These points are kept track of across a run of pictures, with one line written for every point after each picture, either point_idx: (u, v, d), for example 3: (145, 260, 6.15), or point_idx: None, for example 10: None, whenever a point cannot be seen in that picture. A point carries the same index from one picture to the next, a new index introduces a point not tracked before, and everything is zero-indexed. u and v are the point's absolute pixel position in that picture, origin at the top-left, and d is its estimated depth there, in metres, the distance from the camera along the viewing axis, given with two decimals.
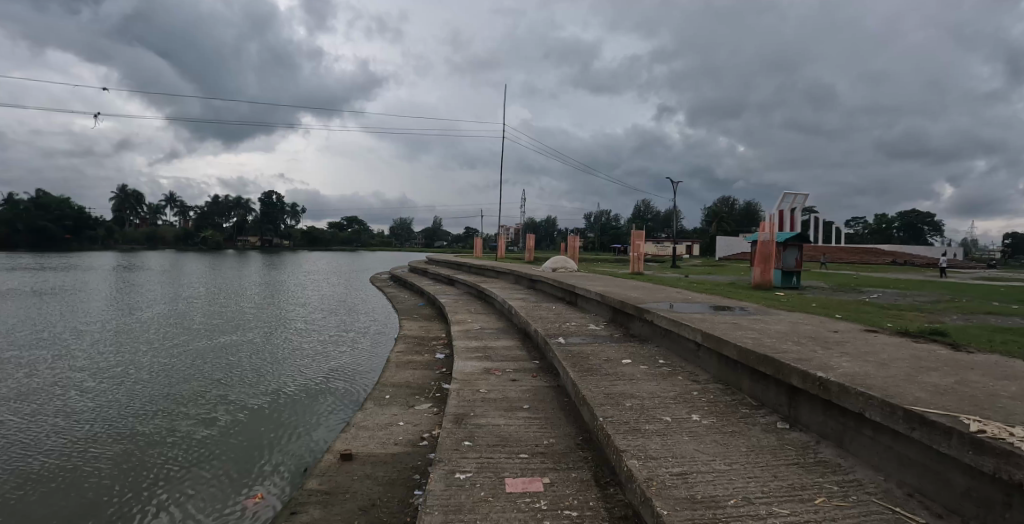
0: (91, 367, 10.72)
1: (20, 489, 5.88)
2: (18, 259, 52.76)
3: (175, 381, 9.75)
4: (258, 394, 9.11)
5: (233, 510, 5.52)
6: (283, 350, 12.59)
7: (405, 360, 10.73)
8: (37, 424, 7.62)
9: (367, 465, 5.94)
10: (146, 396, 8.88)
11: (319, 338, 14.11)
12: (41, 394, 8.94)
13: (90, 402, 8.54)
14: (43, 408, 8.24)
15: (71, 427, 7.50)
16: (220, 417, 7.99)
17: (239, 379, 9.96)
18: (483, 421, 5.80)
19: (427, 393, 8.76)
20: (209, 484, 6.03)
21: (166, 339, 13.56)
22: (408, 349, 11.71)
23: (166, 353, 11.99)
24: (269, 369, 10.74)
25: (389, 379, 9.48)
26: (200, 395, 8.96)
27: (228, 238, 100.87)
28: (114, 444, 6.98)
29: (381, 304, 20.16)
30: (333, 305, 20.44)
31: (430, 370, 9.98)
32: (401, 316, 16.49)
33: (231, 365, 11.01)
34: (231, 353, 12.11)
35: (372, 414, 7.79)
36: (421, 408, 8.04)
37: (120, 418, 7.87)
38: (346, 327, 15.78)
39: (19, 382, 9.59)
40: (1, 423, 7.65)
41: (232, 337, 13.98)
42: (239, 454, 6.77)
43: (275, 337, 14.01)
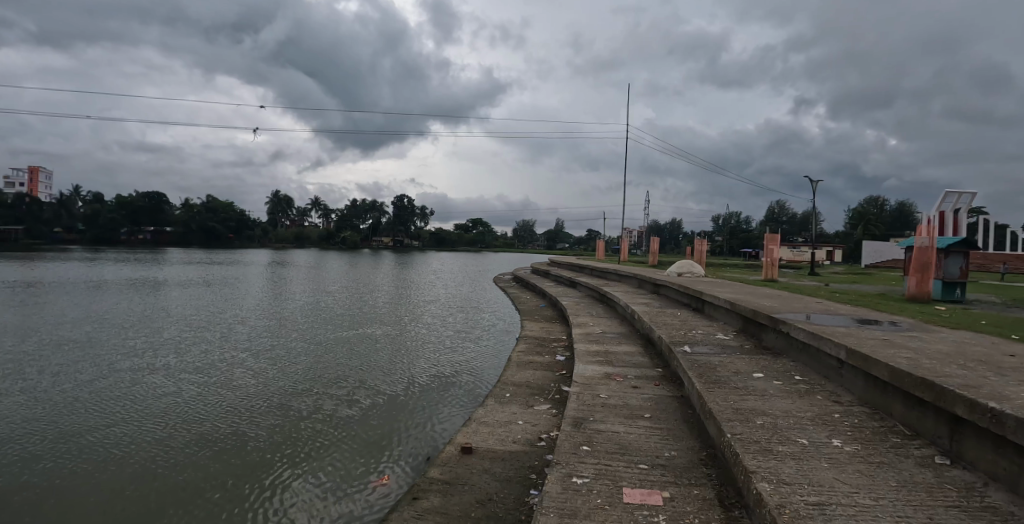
0: (254, 349, 12.29)
1: (202, 446, 6.92)
2: (199, 254, 62.80)
3: (319, 366, 10.82)
4: (391, 382, 9.82)
5: (361, 487, 5.97)
6: (414, 343, 13.45)
7: (527, 360, 10.97)
8: (217, 393, 8.93)
9: (486, 460, 6.13)
10: (299, 376, 9.98)
11: (445, 334, 14.86)
12: (215, 369, 10.42)
13: (257, 378, 9.82)
14: (215, 382, 9.59)
15: (241, 398, 8.68)
16: (359, 400, 8.74)
17: (376, 368, 10.82)
18: (602, 427, 5.70)
19: (547, 394, 8.88)
20: (348, 459, 6.61)
21: (314, 327, 15.17)
22: (530, 349, 11.93)
23: (317, 340, 13.43)
24: (402, 360, 11.54)
25: (511, 378, 9.77)
26: (342, 379, 9.89)
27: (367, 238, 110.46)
28: (273, 416, 7.94)
29: (503, 304, 20.76)
30: (459, 303, 21.42)
31: (551, 371, 10.09)
32: (523, 317, 16.85)
33: (369, 354, 12.00)
34: (370, 343, 13.22)
35: (493, 410, 8.10)
36: (541, 409, 8.19)
37: (274, 394, 8.91)
38: (470, 324, 16.45)
39: (199, 359, 11.27)
40: (184, 391, 9.03)
41: (370, 329, 15.25)
42: (375, 436, 7.33)
43: (407, 331, 15.03)
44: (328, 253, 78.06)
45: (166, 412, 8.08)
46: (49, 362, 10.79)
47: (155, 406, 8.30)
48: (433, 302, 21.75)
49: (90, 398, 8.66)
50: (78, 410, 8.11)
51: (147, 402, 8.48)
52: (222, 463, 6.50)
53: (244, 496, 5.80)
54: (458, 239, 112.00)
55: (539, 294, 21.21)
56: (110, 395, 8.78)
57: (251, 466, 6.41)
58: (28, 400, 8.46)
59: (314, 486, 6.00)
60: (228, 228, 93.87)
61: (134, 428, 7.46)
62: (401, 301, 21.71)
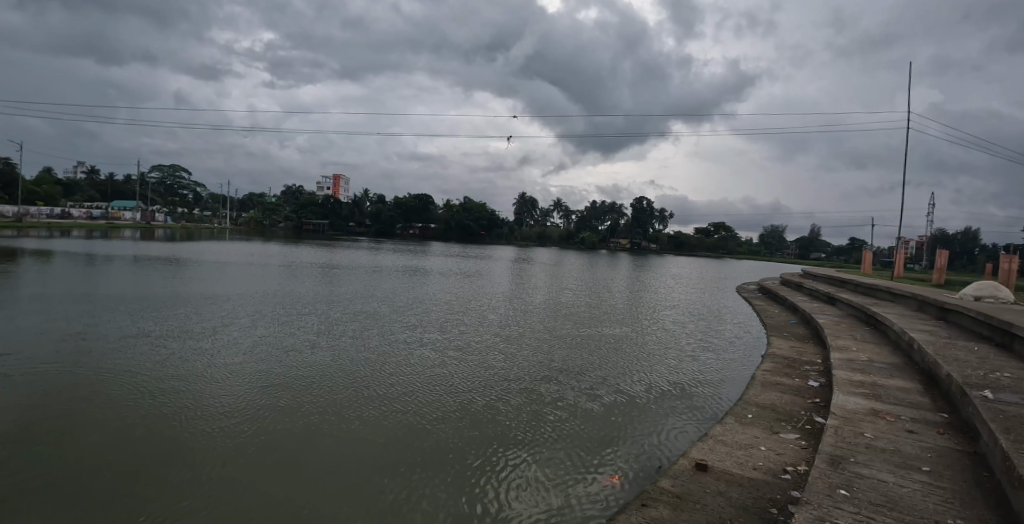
0: (499, 336, 13.94)
1: (459, 414, 8.34)
2: (465, 249, 72.73)
3: (553, 360, 11.79)
4: (620, 386, 10.21)
5: (593, 484, 6.54)
6: (645, 347, 13.53)
7: (772, 381, 10.06)
8: (471, 371, 10.54)
9: (721, 482, 5.89)
10: (536, 367, 11.10)
11: (677, 341, 14.56)
12: (468, 351, 12.18)
13: (502, 363, 11.24)
14: (469, 362, 11.24)
15: (489, 379, 10.09)
16: (587, 399, 9.37)
17: (606, 369, 11.32)
18: (866, 472, 5.00)
19: (796, 422, 8.05)
20: (576, 454, 7.27)
21: (550, 322, 16.43)
22: (775, 369, 10.87)
23: (554, 334, 14.55)
24: (632, 364, 11.78)
25: (753, 398, 9.12)
26: (574, 376, 10.67)
27: (604, 239, 113.07)
28: (514, 400, 9.09)
29: (744, 316, 19.25)
30: (695, 311, 20.58)
31: (800, 397, 9.07)
32: (769, 332, 15.41)
33: (600, 354, 12.57)
34: (601, 343, 13.77)
35: (732, 431, 7.78)
36: (787, 438, 7.51)
37: (514, 382, 10.08)
38: (706, 334, 15.75)
39: (457, 339, 13.28)
40: (445, 366, 10.81)
41: (603, 328, 15.84)
42: (600, 436, 7.86)
43: (638, 334, 15.16)
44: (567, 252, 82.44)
45: (434, 380, 9.89)
46: (357, 328, 14.03)
47: (426, 375, 10.20)
48: (667, 307, 21.34)
49: (383, 359, 11.05)
50: (376, 367, 10.47)
51: (419, 371, 10.42)
52: (473, 431, 7.78)
53: (490, 464, 6.89)
54: (697, 243, 106.49)
55: (789, 309, 19.07)
56: (395, 360, 11.07)
57: (495, 440, 7.54)
58: (346, 355, 11.23)
59: (546, 470, 6.80)
60: (482, 226, 106.74)
61: (412, 389, 9.34)
62: (635, 304, 21.83)
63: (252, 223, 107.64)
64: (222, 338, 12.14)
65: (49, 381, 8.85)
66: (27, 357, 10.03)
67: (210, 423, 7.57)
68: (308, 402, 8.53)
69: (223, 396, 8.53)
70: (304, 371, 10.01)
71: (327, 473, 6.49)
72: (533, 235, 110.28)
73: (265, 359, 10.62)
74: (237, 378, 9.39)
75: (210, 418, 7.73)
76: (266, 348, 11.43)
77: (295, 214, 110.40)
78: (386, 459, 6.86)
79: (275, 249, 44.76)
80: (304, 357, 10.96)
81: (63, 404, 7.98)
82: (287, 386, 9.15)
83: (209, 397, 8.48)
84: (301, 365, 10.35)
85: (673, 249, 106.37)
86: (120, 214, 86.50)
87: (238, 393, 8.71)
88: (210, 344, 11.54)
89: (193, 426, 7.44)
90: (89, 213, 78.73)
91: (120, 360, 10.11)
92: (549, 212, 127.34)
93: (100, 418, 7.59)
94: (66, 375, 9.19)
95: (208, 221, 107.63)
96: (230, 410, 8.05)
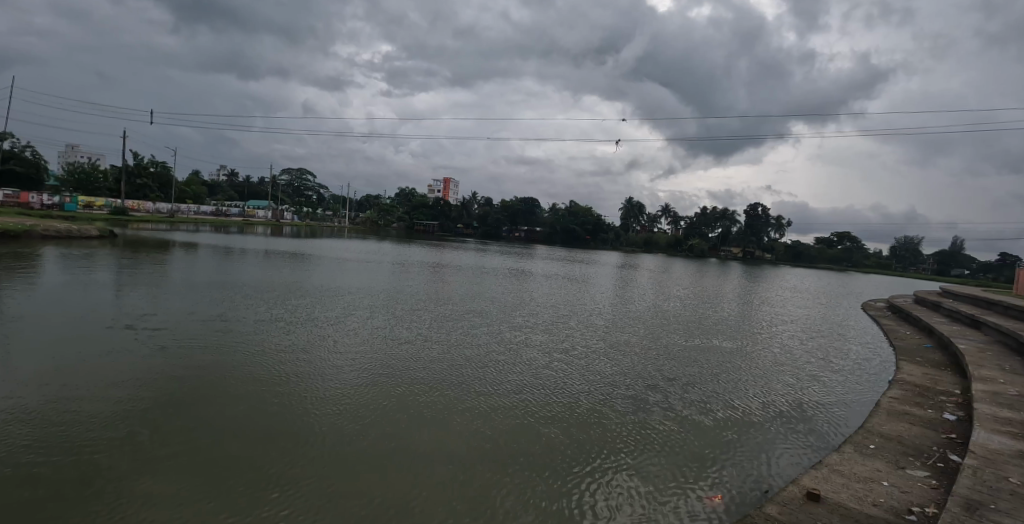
0: (595, 340, 13.95)
1: (556, 417, 8.58)
2: (568, 253, 72.58)
3: (651, 368, 11.62)
4: (722, 400, 9.87)
5: (696, 500, 6.57)
6: (752, 362, 12.78)
7: (899, 410, 9.06)
8: (567, 374, 10.72)
9: (835, 516, 5.80)
10: (633, 375, 11.02)
11: (789, 358, 13.59)
12: (564, 353, 12.32)
13: (598, 368, 11.28)
14: (564, 364, 11.42)
15: (585, 384, 10.22)
16: (686, 412, 9.20)
17: (707, 381, 10.94)
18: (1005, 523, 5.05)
19: (926, 458, 7.21)
20: (674, 469, 7.26)
21: (649, 329, 16.09)
22: (903, 397, 9.78)
23: (652, 342, 14.24)
24: (736, 379, 11.23)
25: (876, 427, 8.29)
26: (673, 387, 10.45)
27: (713, 247, 107.52)
28: (610, 408, 9.15)
29: (868, 336, 17.45)
30: (810, 327, 18.98)
31: (932, 431, 8.10)
32: (898, 355, 13.86)
33: (702, 366, 12.12)
34: (704, 354, 13.23)
35: (850, 461, 7.14)
36: (915, 475, 6.76)
37: (610, 388, 10.11)
38: (823, 352, 14.51)
39: (553, 341, 13.49)
40: (541, 367, 11.09)
41: (706, 339, 15.17)
42: (700, 452, 7.76)
43: (745, 348, 14.34)
44: (675, 260, 79.43)
45: (532, 380, 10.19)
46: (458, 324, 14.71)
47: (521, 373, 10.54)
48: (779, 321, 19.89)
49: (483, 356, 11.53)
50: (476, 363, 10.96)
51: (516, 369, 10.79)
52: (570, 435, 8.00)
53: (588, 470, 7.08)
54: (817, 254, 97.84)
55: (924, 331, 16.99)
56: (494, 357, 11.51)
57: (592, 447, 7.71)
58: (448, 349, 11.85)
59: (644, 483, 6.87)
60: (585, 230, 106.11)
61: (510, 387, 9.71)
62: (742, 316, 20.59)
63: (366, 222, 115.49)
64: (341, 326, 13.30)
65: (203, 355, 10.22)
66: (185, 334, 11.65)
67: (332, 403, 8.40)
68: (415, 391, 9.16)
69: (342, 380, 9.39)
70: (412, 362, 10.72)
71: (435, 461, 7.00)
72: (636, 240, 107.54)
73: (376, 348, 11.53)
74: (353, 364, 10.28)
75: (332, 399, 8.56)
76: (379, 338, 12.37)
77: (405, 215, 116.80)
78: (488, 454, 7.28)
79: (386, 247, 47.69)
80: (411, 348, 11.73)
81: (215, 376, 9.22)
82: (395, 374, 9.89)
83: (331, 380, 9.39)
84: (406, 355, 11.13)
85: (791, 260, 98.84)
86: (257, 212, 96.80)
87: (355, 378, 9.54)
88: (331, 332, 12.69)
89: (318, 405, 8.30)
90: (232, 212, 88.92)
91: (257, 341, 11.43)
92: (654, 217, 123.60)
93: (244, 390, 8.67)
94: (216, 351, 10.56)
95: (329, 220, 117.13)
96: (349, 393, 8.86)
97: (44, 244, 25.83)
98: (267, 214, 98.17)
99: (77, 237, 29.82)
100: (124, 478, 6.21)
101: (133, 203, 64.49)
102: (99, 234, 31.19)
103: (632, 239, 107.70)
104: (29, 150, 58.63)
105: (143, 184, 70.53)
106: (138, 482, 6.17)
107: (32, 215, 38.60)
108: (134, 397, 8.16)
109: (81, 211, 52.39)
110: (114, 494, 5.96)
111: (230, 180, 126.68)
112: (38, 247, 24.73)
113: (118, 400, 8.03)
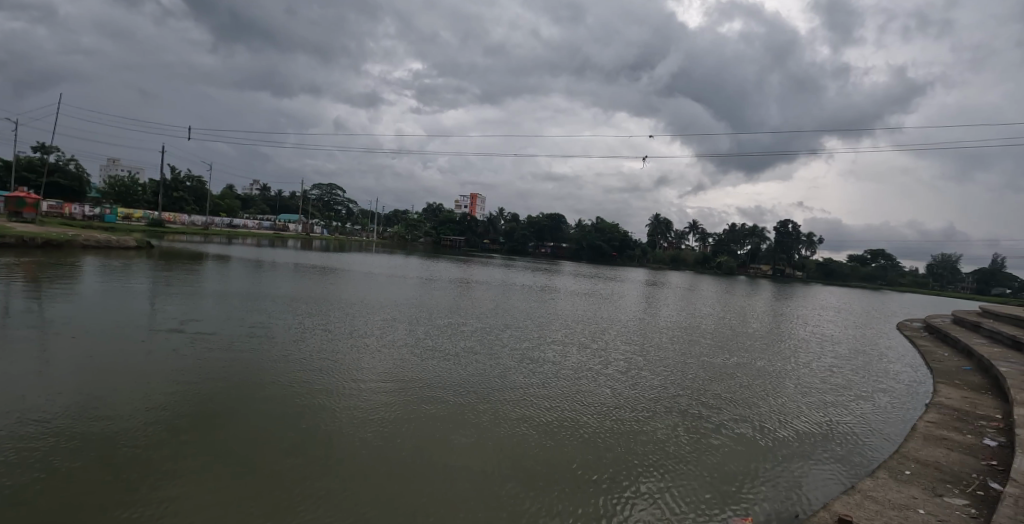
0: (618, 357, 13.77)
1: (582, 434, 8.44)
2: (595, 269, 72.23)
3: (676, 386, 11.39)
4: (751, 422, 9.55)
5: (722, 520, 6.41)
6: (782, 383, 12.36)
7: (936, 436, 8.65)
8: (592, 392, 10.54)
9: None
10: (661, 394, 10.74)
11: (820, 379, 13.11)
12: (587, 369, 12.19)
13: (625, 386, 11.05)
14: (587, 380, 11.31)
15: (613, 402, 10.02)
16: (713, 432, 8.93)
17: (736, 402, 10.62)
18: None
19: (965, 486, 6.85)
20: (698, 492, 7.01)
21: (673, 347, 15.84)
22: (941, 422, 9.33)
23: (676, 360, 14.02)
24: (763, 400, 10.87)
25: (911, 452, 7.91)
26: (701, 407, 10.14)
27: (743, 264, 105.51)
28: (631, 424, 9.03)
29: (905, 357, 16.70)
30: (844, 347, 18.30)
31: (972, 458, 7.69)
32: (935, 378, 13.22)
33: (729, 386, 11.78)
34: (730, 373, 12.89)
35: (885, 487, 6.82)
36: (953, 503, 6.43)
37: (634, 405, 9.97)
38: (856, 374, 13.95)
39: (575, 357, 13.38)
40: (564, 382, 11.00)
41: (733, 358, 14.78)
42: (727, 475, 7.50)
43: (775, 368, 13.86)
44: (703, 276, 78.27)
45: (555, 396, 10.08)
46: (480, 338, 14.73)
47: (544, 388, 10.48)
48: (810, 341, 19.25)
49: (509, 372, 11.45)
50: (501, 379, 10.87)
51: (538, 384, 10.73)
52: (596, 452, 7.86)
53: (612, 487, 6.96)
54: (850, 272, 94.90)
55: (963, 354, 16.23)
56: (520, 373, 11.41)
57: (619, 465, 7.55)
58: (471, 364, 11.82)
59: (673, 504, 6.70)
60: (612, 246, 105.46)
61: (535, 403, 9.61)
62: (772, 335, 19.99)
63: (393, 237, 116.96)
64: (367, 340, 13.37)
65: (232, 365, 10.40)
66: (217, 344, 11.86)
67: (356, 416, 8.42)
68: (438, 404, 9.17)
69: (367, 393, 9.42)
70: (437, 376, 10.70)
71: (459, 476, 6.94)
72: (662, 257, 106.30)
73: (399, 360, 11.61)
74: (377, 377, 10.34)
75: (354, 411, 8.58)
76: (404, 352, 12.39)
77: (431, 229, 117.82)
78: (507, 472, 7.13)
79: (412, 262, 48.11)
80: (436, 362, 11.70)
81: (243, 386, 9.34)
82: (418, 387, 9.92)
83: (357, 392, 9.41)
84: (430, 368, 11.17)
85: (823, 278, 96.46)
86: (288, 226, 98.97)
87: (380, 391, 9.57)
88: (357, 345, 12.75)
89: (341, 417, 8.33)
90: (263, 225, 91.07)
91: (284, 351, 11.62)
92: (683, 234, 122.37)
93: (271, 401, 8.78)
94: (245, 361, 10.72)
95: (357, 233, 118.92)
96: (373, 406, 8.85)
97: (84, 254, 26.82)
98: (296, 227, 100.39)
99: (116, 247, 30.92)
100: (153, 487, 6.30)
101: (170, 215, 66.70)
102: (136, 245, 32.24)
103: (659, 255, 106.43)
104: (74, 163, 61.30)
105: (179, 197, 72.92)
106: (166, 490, 6.27)
107: (76, 225, 40.17)
108: (165, 405, 8.32)
109: (120, 222, 54.35)
110: (144, 500, 6.09)
111: (262, 194, 129.94)
112: (80, 256, 25.74)
113: (150, 406, 8.25)
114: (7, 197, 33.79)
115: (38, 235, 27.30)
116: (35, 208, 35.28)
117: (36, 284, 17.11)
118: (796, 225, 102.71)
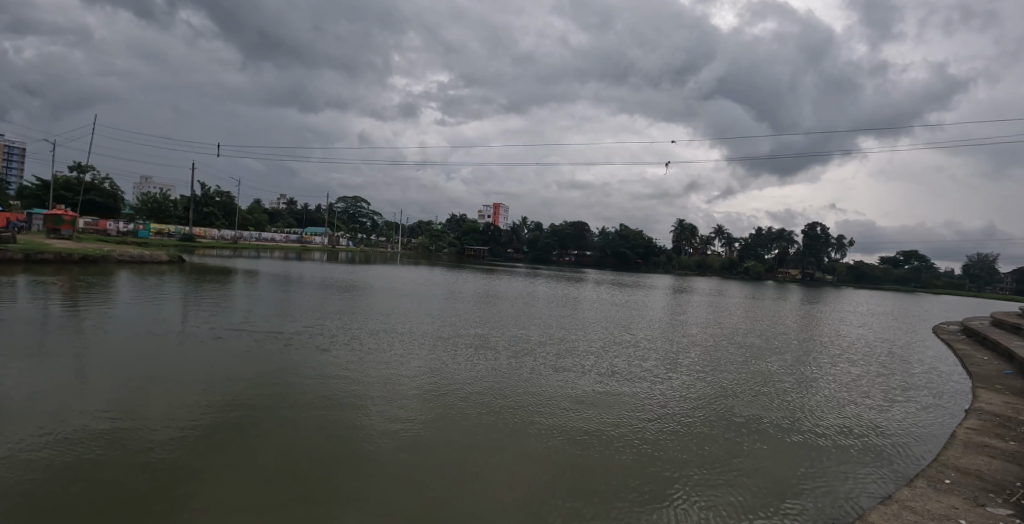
0: (645, 363, 13.82)
1: (607, 438, 8.51)
2: (618, 277, 71.71)
3: (704, 392, 11.34)
4: (781, 426, 9.45)
5: None
6: (808, 388, 12.17)
7: (977, 442, 8.28)
8: (619, 397, 10.62)
9: None
10: (690, 399, 10.76)
11: (851, 384, 12.80)
12: (615, 376, 12.22)
13: (651, 392, 11.10)
14: (616, 386, 11.35)
15: (640, 406, 10.10)
16: (745, 438, 8.82)
17: (766, 407, 10.50)
18: None
19: (1008, 494, 6.54)
20: (734, 498, 6.91)
21: (702, 353, 15.76)
22: (983, 428, 8.95)
23: (702, 365, 13.95)
24: (795, 405, 10.74)
25: (951, 460, 7.57)
26: (728, 412, 10.11)
27: (770, 268, 103.21)
28: (657, 429, 9.02)
29: (939, 362, 16.05)
30: (875, 353, 17.73)
31: (1014, 464, 7.37)
32: (976, 382, 12.69)
33: (761, 391, 11.65)
34: (756, 379, 12.75)
35: (923, 496, 6.54)
36: (996, 513, 6.13)
37: (662, 411, 9.95)
38: (888, 378, 13.55)
39: (602, 363, 13.48)
40: (590, 388, 11.09)
41: (760, 363, 14.63)
42: (762, 478, 7.46)
43: (804, 373, 13.66)
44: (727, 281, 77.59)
45: (582, 402, 10.18)
46: (506, 346, 14.95)
47: (573, 395, 10.58)
48: (841, 347, 18.55)
49: (535, 378, 11.64)
50: (529, 385, 11.09)
51: (566, 391, 10.82)
52: (621, 458, 7.86)
53: (641, 492, 6.94)
54: (884, 275, 92.18)
55: (1002, 357, 15.57)
56: (548, 380, 11.56)
57: (646, 467, 7.60)
58: (497, 371, 12.01)
59: (704, 506, 6.72)
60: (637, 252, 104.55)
61: (563, 408, 9.77)
62: (801, 340, 19.55)
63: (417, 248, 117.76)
64: (398, 349, 13.68)
65: (264, 376, 10.68)
66: (251, 354, 12.30)
67: (392, 421, 8.70)
68: (469, 412, 9.30)
69: (401, 401, 9.66)
70: (463, 383, 10.93)
71: (486, 482, 7.00)
72: (687, 263, 104.88)
73: (429, 369, 11.85)
74: (409, 385, 10.57)
75: (387, 418, 8.81)
76: (436, 360, 12.72)
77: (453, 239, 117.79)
78: (536, 475, 7.23)
79: (437, 273, 48.44)
80: (466, 371, 11.90)
81: (274, 395, 9.62)
82: (450, 395, 10.07)
83: (391, 400, 9.65)
84: (457, 376, 11.35)
85: (854, 281, 93.92)
86: (315, 238, 100.85)
87: (412, 397, 9.87)
88: (389, 354, 13.14)
89: (375, 424, 8.54)
90: (290, 238, 92.24)
91: (314, 361, 12.00)
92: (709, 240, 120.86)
93: (300, 409, 9.03)
94: (277, 371, 11.08)
95: (383, 246, 120.62)
96: (407, 413, 9.08)
97: (119, 269, 27.75)
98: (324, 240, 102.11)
99: (150, 262, 31.90)
100: (188, 496, 6.46)
101: (201, 231, 68.69)
102: (167, 259, 33.01)
103: (684, 261, 104.63)
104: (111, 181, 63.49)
105: (209, 212, 74.87)
106: (202, 496, 6.48)
107: (114, 241, 41.83)
108: (201, 415, 8.60)
109: (152, 237, 55.71)
110: (187, 501, 6.37)
111: (289, 208, 132.25)
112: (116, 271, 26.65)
113: (187, 415, 8.58)
114: (46, 215, 35.20)
115: (75, 251, 28.31)
116: (73, 225, 36.61)
117: (75, 300, 17.70)
118: (826, 229, 100.03)
